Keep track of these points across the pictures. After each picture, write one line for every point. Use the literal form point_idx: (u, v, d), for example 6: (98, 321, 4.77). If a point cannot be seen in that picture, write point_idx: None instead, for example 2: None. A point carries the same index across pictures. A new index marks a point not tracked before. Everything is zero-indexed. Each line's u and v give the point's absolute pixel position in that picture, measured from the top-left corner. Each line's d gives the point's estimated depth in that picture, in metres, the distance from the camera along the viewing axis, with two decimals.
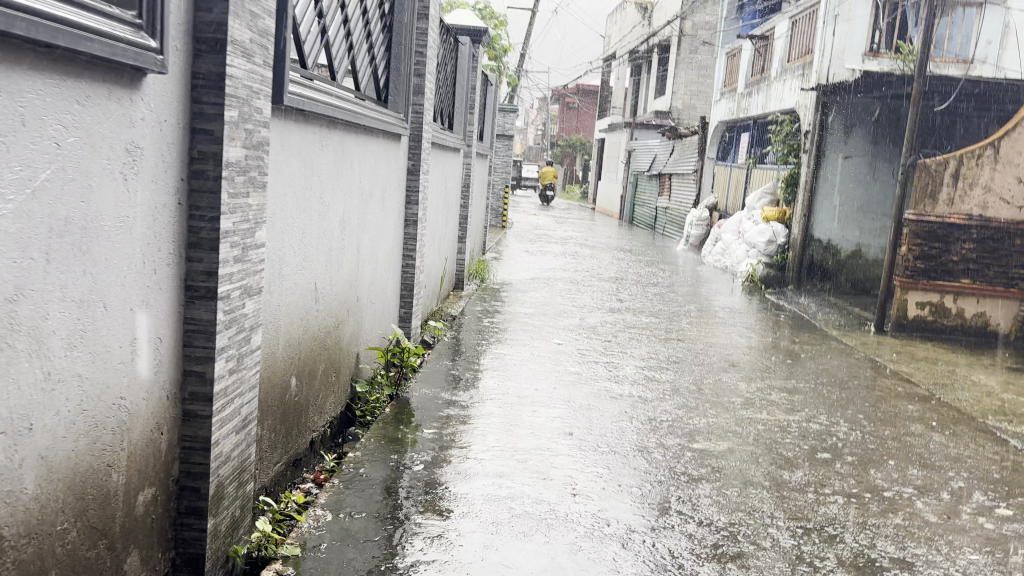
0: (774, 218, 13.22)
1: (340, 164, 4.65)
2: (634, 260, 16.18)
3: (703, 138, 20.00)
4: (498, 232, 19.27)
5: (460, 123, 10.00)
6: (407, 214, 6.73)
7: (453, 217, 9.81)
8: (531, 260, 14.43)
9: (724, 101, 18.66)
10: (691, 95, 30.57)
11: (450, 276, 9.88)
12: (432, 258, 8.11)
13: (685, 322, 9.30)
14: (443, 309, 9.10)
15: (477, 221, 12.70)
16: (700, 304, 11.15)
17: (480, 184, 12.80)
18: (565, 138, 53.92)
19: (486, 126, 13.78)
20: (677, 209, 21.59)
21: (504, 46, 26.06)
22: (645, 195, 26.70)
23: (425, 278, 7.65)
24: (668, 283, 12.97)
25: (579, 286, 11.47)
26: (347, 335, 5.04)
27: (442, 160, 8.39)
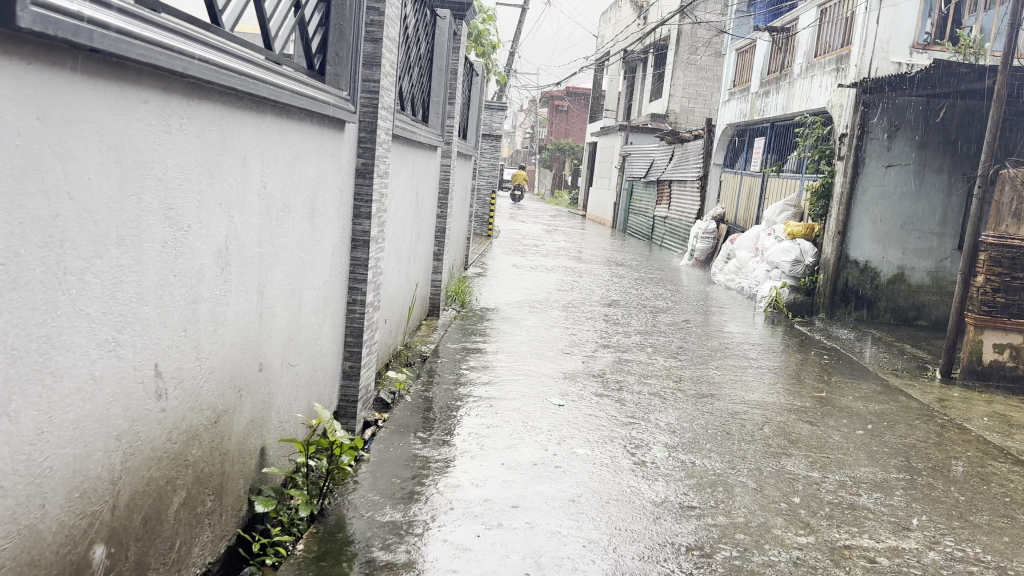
0: (800, 234, 11.51)
1: (218, 159, 2.83)
2: (635, 278, 14.41)
3: (709, 143, 18.28)
4: (482, 242, 17.44)
5: (437, 117, 8.20)
6: (355, 234, 4.89)
7: (426, 233, 7.97)
8: (520, 278, 12.62)
9: (733, 102, 16.95)
10: (689, 99, 29.10)
11: (421, 303, 8.04)
12: (393, 287, 6.27)
13: (712, 365, 7.55)
14: (410, 346, 7.26)
15: (457, 234, 10.87)
16: (722, 336, 9.40)
17: (462, 191, 10.97)
18: (553, 143, 52.27)
19: (471, 123, 11.97)
20: (679, 219, 19.88)
21: (492, 41, 24.31)
22: (641, 204, 24.99)
23: (383, 317, 5.80)
24: (678, 308, 11.21)
25: (578, 313, 9.68)
26: (235, 430, 3.22)
27: (409, 159, 6.57)
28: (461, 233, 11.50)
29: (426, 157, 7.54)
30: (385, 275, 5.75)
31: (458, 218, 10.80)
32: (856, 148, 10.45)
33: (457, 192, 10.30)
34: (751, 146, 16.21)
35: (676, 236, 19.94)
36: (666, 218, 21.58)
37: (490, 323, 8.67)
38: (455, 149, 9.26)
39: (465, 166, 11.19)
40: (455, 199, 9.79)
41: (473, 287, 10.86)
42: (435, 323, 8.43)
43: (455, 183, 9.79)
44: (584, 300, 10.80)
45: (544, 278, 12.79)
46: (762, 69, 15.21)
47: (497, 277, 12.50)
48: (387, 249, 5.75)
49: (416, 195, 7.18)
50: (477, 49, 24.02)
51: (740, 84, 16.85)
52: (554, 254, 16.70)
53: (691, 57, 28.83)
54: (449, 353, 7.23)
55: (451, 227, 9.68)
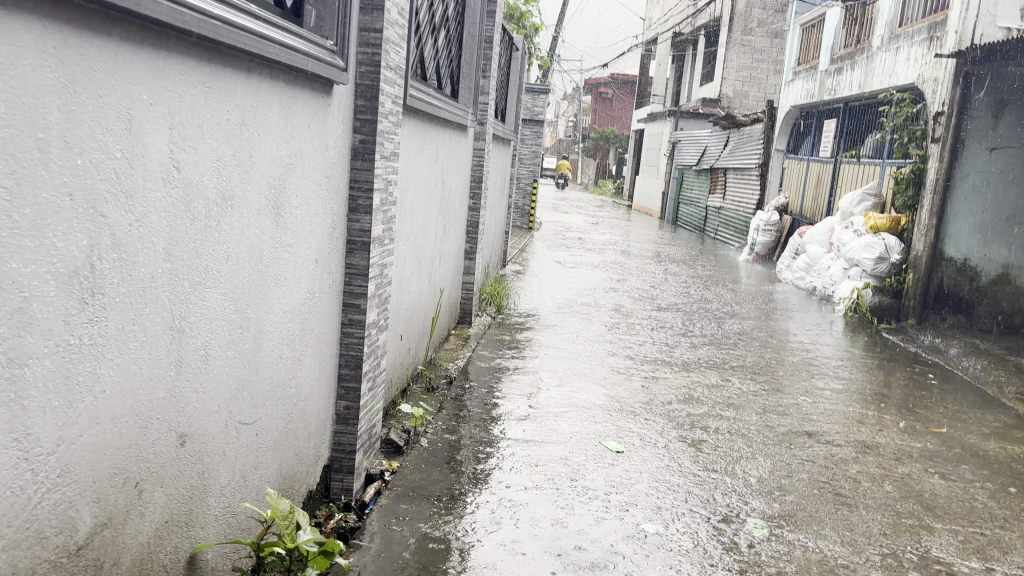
0: (884, 228, 10.09)
1: (60, 118, 1.66)
2: (691, 275, 13.10)
3: (770, 128, 16.81)
4: (523, 235, 16.25)
5: (469, 91, 7.00)
6: (349, 233, 3.72)
7: (454, 229, 6.78)
8: (565, 276, 11.41)
9: (798, 81, 15.46)
10: (743, 82, 27.54)
11: (447, 310, 6.86)
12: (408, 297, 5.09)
13: (797, 385, 6.27)
14: (433, 364, 6.09)
15: (493, 230, 9.68)
16: (801, 346, 8.09)
17: (499, 180, 9.77)
18: (597, 131, 50.81)
19: (510, 104, 10.76)
20: (736, 211, 18.46)
21: (534, 23, 23.06)
22: (692, 193, 23.58)
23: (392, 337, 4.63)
24: (743, 311, 9.89)
25: (631, 318, 8.45)
26: (127, 547, 2.07)
27: (428, 139, 5.38)
28: (497, 227, 10.31)
29: (453, 139, 6.35)
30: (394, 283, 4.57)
31: (494, 211, 9.59)
32: (955, 127, 8.99)
33: (493, 182, 9.10)
34: (819, 130, 14.73)
35: (732, 228, 18.53)
36: (720, 210, 20.16)
37: (529, 333, 7.47)
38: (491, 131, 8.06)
39: (502, 153, 9.99)
40: (490, 189, 8.58)
41: (512, 289, 9.68)
42: (465, 334, 7.24)
43: (491, 170, 8.59)
44: (637, 302, 9.55)
45: (591, 277, 11.56)
46: (833, 44, 13.72)
47: (538, 275, 11.30)
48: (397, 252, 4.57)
49: (441, 182, 5.99)
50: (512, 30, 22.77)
51: (806, 62, 15.36)
52: (601, 248, 15.44)
53: (745, 38, 27.26)
54: (481, 372, 6.04)
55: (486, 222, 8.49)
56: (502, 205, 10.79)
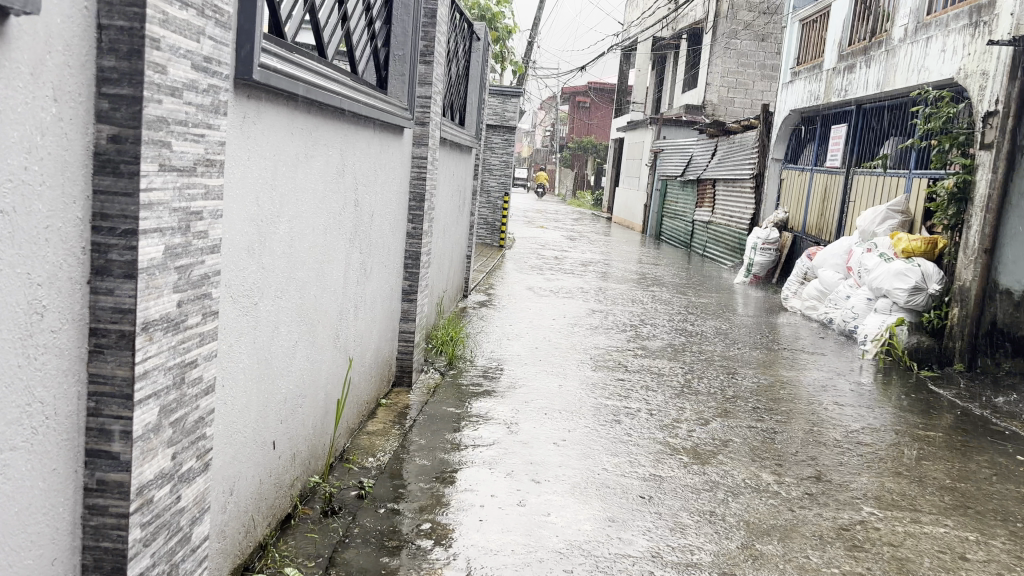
0: (919, 252, 8.46)
1: None
2: (683, 301, 11.41)
3: (766, 134, 15.23)
4: (493, 255, 14.50)
5: (403, 81, 5.24)
6: (94, 319, 1.91)
7: (381, 268, 5.00)
8: (539, 307, 9.67)
9: (799, 82, 13.86)
10: (728, 88, 26.11)
11: (370, 377, 5.02)
12: (274, 384, 3.28)
13: (853, 479, 4.56)
14: (336, 470, 4.20)
15: (449, 256, 7.90)
16: (834, 404, 6.41)
17: (455, 195, 8.01)
18: (575, 141, 49.38)
19: (472, 105, 9.02)
20: (728, 226, 16.86)
21: (508, 25, 21.44)
22: (676, 206, 22.04)
23: (227, 464, 2.80)
24: (753, 352, 8.20)
25: (620, 368, 6.70)
26: None
27: (319, 142, 3.58)
28: (455, 251, 8.55)
29: (375, 142, 4.59)
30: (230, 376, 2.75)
31: (450, 234, 7.83)
32: (1011, 131, 7.33)
33: (448, 199, 7.35)
34: (824, 137, 13.13)
35: (724, 245, 16.94)
36: (709, 224, 18.55)
37: (485, 400, 5.62)
38: (440, 133, 6.29)
39: (461, 161, 8.26)
40: (440, 207, 6.82)
41: (471, 328, 7.87)
42: (400, 406, 5.37)
43: (442, 182, 6.83)
44: (626, 343, 7.82)
45: (570, 307, 9.82)
46: (840, 39, 12.14)
47: (507, 307, 9.53)
48: (235, 325, 2.77)
49: (353, 204, 4.24)
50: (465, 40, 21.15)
51: (808, 61, 13.79)
52: (581, 269, 13.73)
53: (730, 41, 25.80)
54: (410, 477, 4.18)
55: (434, 249, 6.70)
56: (463, 225, 9.03)
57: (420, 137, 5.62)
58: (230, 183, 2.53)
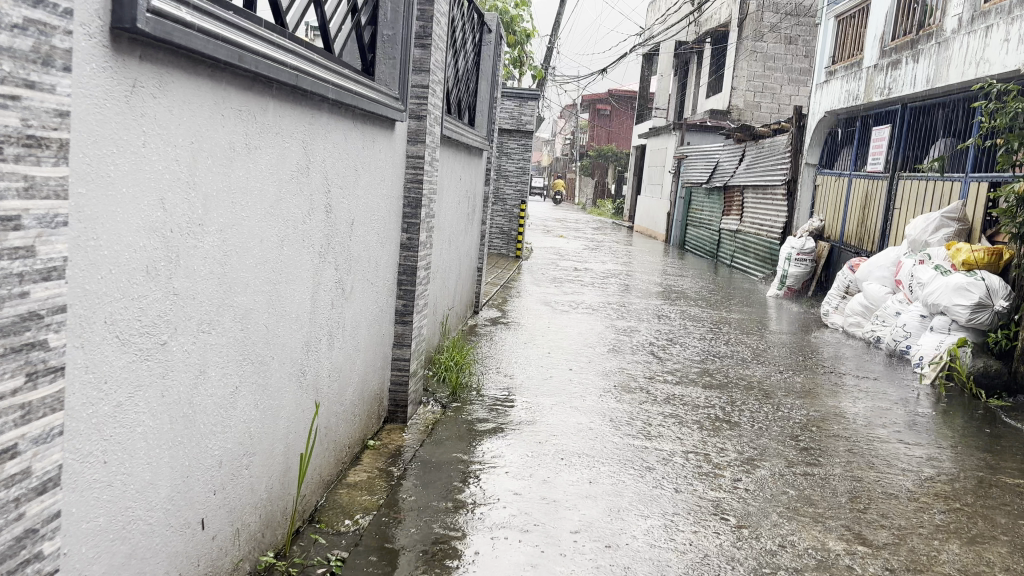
0: (982, 263, 7.57)
1: None
2: (713, 316, 10.54)
3: (798, 137, 14.36)
4: (509, 266, 13.69)
5: (395, 65, 4.45)
6: None
7: (365, 285, 4.21)
8: (557, 323, 8.86)
9: (835, 81, 13.00)
10: (754, 92, 25.21)
11: (351, 417, 4.22)
12: (200, 444, 2.51)
13: (940, 547, 3.72)
14: (299, 539, 3.38)
15: (455, 272, 7.11)
16: (897, 440, 5.56)
17: (463, 202, 7.23)
18: (595, 149, 48.57)
19: (483, 103, 8.26)
20: (758, 235, 15.98)
21: (526, 28, 20.67)
22: (701, 214, 21.16)
23: (107, 570, 2.01)
24: (797, 375, 7.33)
25: (648, 398, 5.87)
26: None
27: (268, 130, 2.81)
28: (464, 264, 7.76)
29: (355, 136, 3.83)
30: (107, 446, 1.98)
31: (456, 245, 7.04)
32: None
33: (452, 206, 6.57)
34: (864, 139, 12.24)
35: (754, 255, 16.05)
36: (737, 233, 17.66)
37: (491, 440, 4.79)
38: (442, 130, 5.51)
39: (471, 164, 7.50)
40: (443, 215, 6.05)
41: (480, 350, 7.05)
42: (390, 450, 4.55)
43: (445, 185, 6.07)
44: (654, 367, 6.99)
45: (591, 323, 9.00)
46: (883, 34, 11.26)
47: (521, 324, 8.70)
48: (116, 375, 1.99)
49: (324, 211, 3.47)
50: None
51: (845, 59, 12.92)
52: (602, 282, 12.90)
53: (756, 44, 24.91)
54: (395, 548, 3.37)
55: (435, 262, 5.91)
56: (473, 234, 8.25)
57: (416, 133, 4.83)
58: (79, 174, 1.77)
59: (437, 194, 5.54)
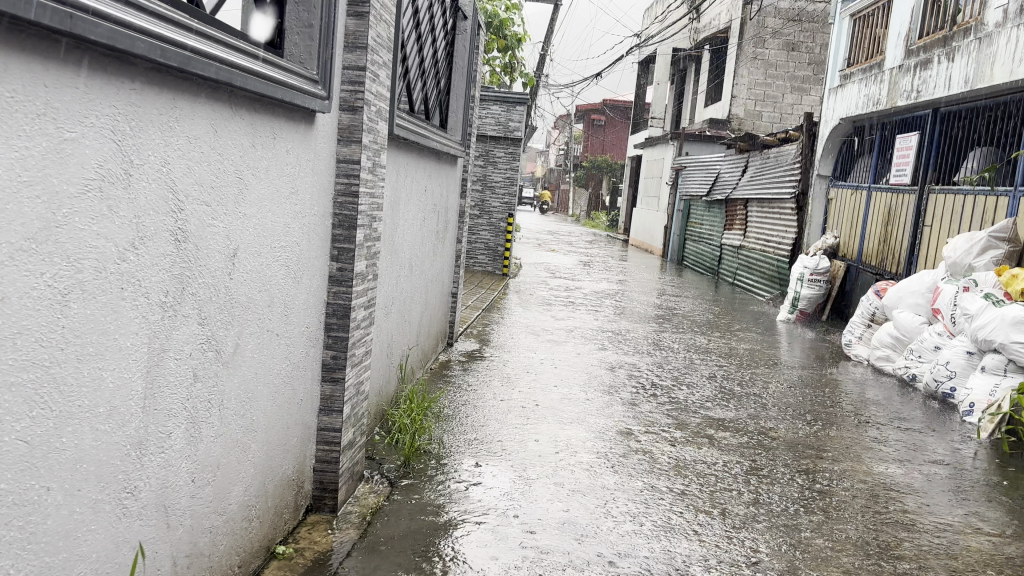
0: None
1: None
2: (721, 345, 9.37)
3: (809, 147, 13.26)
4: (495, 286, 12.52)
5: (312, 36, 3.25)
6: None
7: (260, 340, 3.01)
8: (544, 357, 7.66)
9: (852, 85, 11.93)
10: (755, 101, 24.18)
11: (243, 524, 3.01)
12: None
13: None
14: None
15: (418, 302, 5.93)
16: (967, 517, 4.42)
17: (429, 219, 6.06)
18: (590, 160, 47.55)
19: (460, 103, 7.12)
20: (765, 253, 14.86)
21: (517, 33, 19.57)
22: (701, 228, 20.05)
23: None
24: (827, 424, 6.14)
25: (653, 467, 4.68)
26: None
27: (9, 106, 1.62)
28: (433, 292, 6.57)
29: (234, 127, 2.62)
30: None
31: (419, 271, 5.87)
32: None
33: (412, 224, 5.41)
34: (885, 149, 11.13)
35: (760, 274, 14.92)
36: (740, 250, 16.52)
37: (448, 542, 3.59)
38: (396, 129, 4.36)
39: (440, 173, 6.34)
40: (397, 236, 4.87)
41: (449, 397, 5.85)
42: (308, 559, 3.34)
43: (400, 199, 4.91)
44: (659, 418, 5.80)
45: (582, 357, 7.81)
46: (908, 32, 10.17)
47: (501, 358, 7.50)
48: None
49: (169, 239, 2.27)
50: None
51: (864, 62, 11.83)
52: (596, 303, 11.71)
53: (757, 51, 23.91)
54: None
55: (386, 296, 4.74)
56: (446, 255, 7.06)
57: (348, 131, 3.65)
58: None
59: (387, 210, 4.38)
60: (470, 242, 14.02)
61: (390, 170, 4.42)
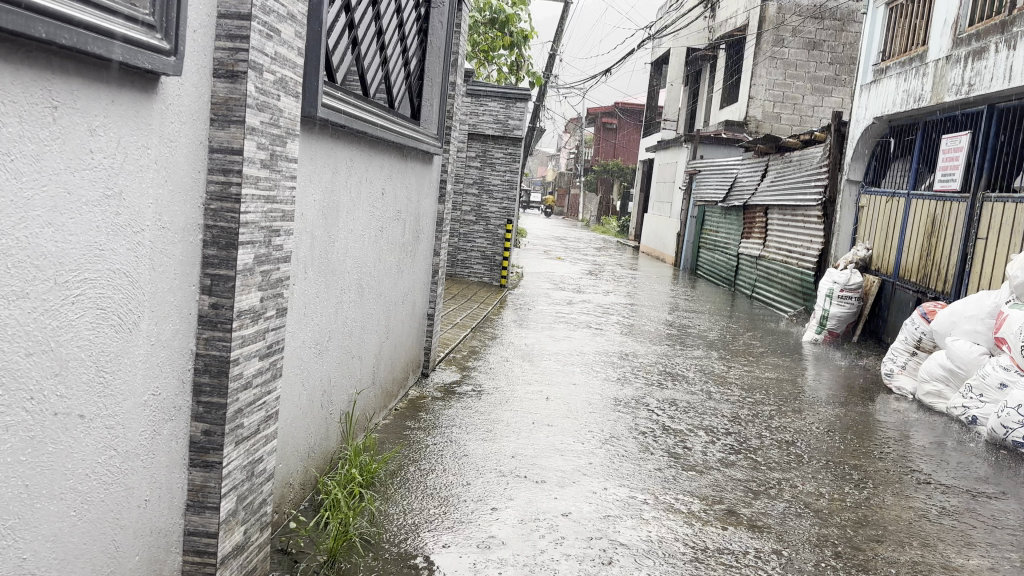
0: None
1: None
2: (743, 372, 8.21)
3: (837, 149, 12.08)
4: (491, 299, 11.39)
5: None
6: None
7: (33, 435, 1.85)
8: (536, 390, 6.51)
9: (889, 81, 10.74)
10: (774, 102, 23.00)
11: None
12: None
13: None
14: None
15: (374, 333, 4.81)
16: None
17: (389, 229, 4.95)
18: (601, 163, 46.43)
19: (436, 89, 5.99)
20: (787, 265, 13.68)
21: (524, 30, 18.36)
22: (717, 236, 18.88)
23: None
24: (881, 486, 4.97)
25: (662, 564, 3.55)
26: None
27: None
28: (399, 317, 5.45)
29: None
30: None
31: (375, 294, 4.75)
32: None
33: (359, 237, 4.30)
34: (926, 151, 9.94)
35: (782, 288, 13.74)
36: (760, 260, 15.34)
37: None
38: (320, 110, 3.24)
39: (406, 173, 5.23)
40: (324, 252, 3.75)
41: (411, 449, 4.73)
42: None
43: (331, 204, 3.78)
44: (673, 481, 4.65)
45: (581, 389, 6.66)
46: (956, 18, 8.98)
47: (486, 391, 6.36)
48: None
49: None
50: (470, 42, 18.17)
51: (902, 55, 10.65)
52: (601, 320, 10.56)
53: (776, 50, 22.72)
54: None
55: (308, 332, 3.63)
56: (419, 271, 5.94)
57: (224, 106, 2.52)
58: None
59: (301, 220, 3.26)
60: (465, 250, 12.87)
61: (306, 164, 3.30)
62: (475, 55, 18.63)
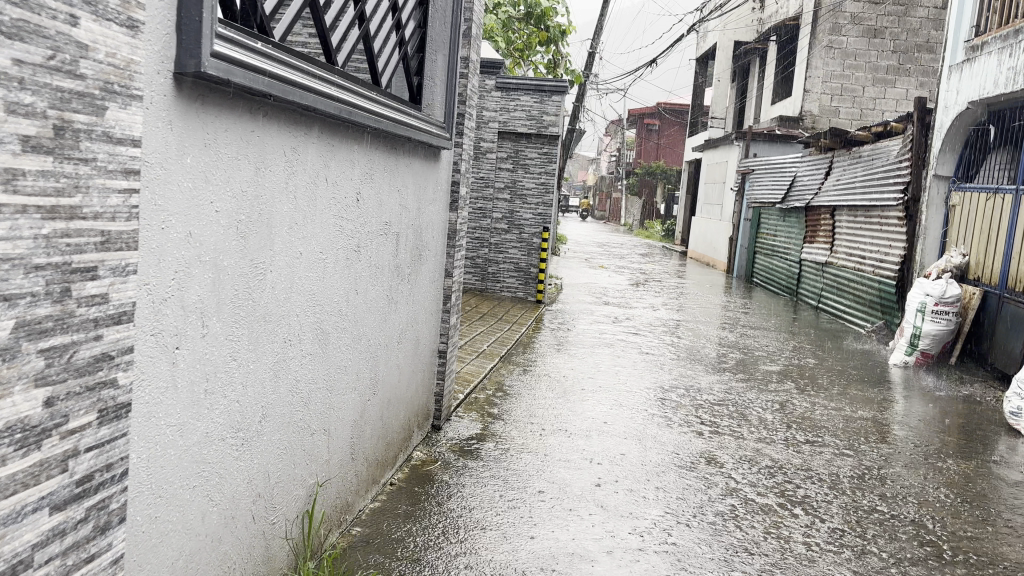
0: None
1: None
2: (830, 410, 6.74)
3: (922, 140, 10.50)
4: (525, 318, 10.06)
5: None
6: None
7: None
8: (577, 445, 5.16)
9: (985, 59, 9.19)
10: (831, 95, 21.36)
11: None
12: None
13: None
14: None
15: (348, 393, 3.50)
16: None
17: (371, 249, 3.63)
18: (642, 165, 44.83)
19: (441, 66, 4.66)
20: (861, 273, 12.10)
21: (561, 25, 17.01)
22: (774, 240, 17.32)
23: None
24: None
25: None
26: None
27: None
28: (392, 364, 4.13)
29: None
30: None
31: (349, 341, 3.44)
32: None
33: (316, 264, 2.99)
34: None
35: (855, 298, 12.18)
36: (827, 267, 13.77)
37: None
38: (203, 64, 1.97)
39: (397, 172, 3.92)
40: (241, 291, 2.45)
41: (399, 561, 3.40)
42: None
43: (253, 218, 2.48)
44: None
45: (633, 441, 5.29)
46: None
47: (514, 449, 5.02)
48: None
49: None
50: (504, 39, 16.85)
51: (999, 28, 9.10)
52: (652, 342, 9.15)
53: (833, 38, 21.08)
54: None
55: (206, 419, 2.32)
56: (424, 299, 4.62)
57: None
58: None
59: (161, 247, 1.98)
60: (497, 262, 11.52)
61: (173, 155, 2.01)
62: (510, 55, 17.42)
